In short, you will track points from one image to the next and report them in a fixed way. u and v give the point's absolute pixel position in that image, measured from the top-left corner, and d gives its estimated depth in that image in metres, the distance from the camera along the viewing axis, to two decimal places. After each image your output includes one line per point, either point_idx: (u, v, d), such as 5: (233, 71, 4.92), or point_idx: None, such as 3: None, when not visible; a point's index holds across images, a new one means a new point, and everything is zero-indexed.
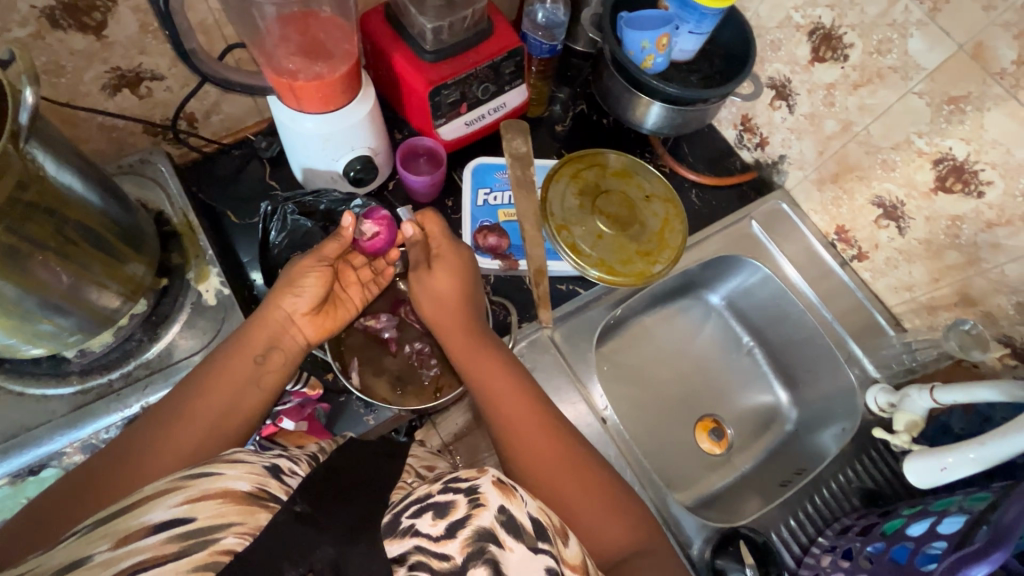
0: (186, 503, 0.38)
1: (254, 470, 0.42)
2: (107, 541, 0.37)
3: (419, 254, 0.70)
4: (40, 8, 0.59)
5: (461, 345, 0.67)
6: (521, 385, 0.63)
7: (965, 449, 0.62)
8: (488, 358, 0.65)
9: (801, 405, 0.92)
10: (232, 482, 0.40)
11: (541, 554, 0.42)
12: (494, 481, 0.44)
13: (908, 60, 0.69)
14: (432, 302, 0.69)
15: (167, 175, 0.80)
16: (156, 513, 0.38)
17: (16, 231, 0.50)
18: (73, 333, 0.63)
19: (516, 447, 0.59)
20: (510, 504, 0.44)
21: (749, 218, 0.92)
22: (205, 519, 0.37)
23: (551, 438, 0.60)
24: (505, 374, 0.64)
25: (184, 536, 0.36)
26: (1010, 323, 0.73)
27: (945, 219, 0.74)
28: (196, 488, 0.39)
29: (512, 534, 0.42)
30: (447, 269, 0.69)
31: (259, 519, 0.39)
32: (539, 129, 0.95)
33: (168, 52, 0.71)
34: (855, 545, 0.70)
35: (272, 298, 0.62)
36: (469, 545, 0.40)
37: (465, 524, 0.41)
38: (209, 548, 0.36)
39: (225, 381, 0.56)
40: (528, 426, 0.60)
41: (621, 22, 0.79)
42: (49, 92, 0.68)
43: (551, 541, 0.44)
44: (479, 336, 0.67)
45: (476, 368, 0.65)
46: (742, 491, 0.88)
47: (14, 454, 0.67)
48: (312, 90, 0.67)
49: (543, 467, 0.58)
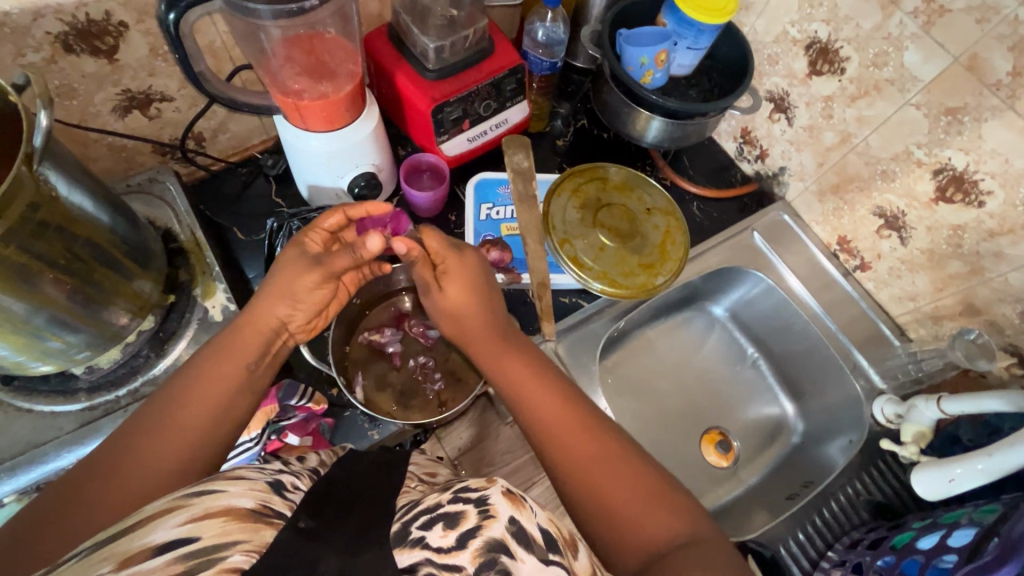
0: (189, 523, 0.38)
1: (256, 486, 0.43)
2: (111, 563, 0.36)
3: (427, 274, 0.68)
4: (54, 34, 0.61)
5: (486, 348, 0.66)
6: (544, 384, 0.63)
7: (973, 460, 0.61)
8: (518, 361, 0.65)
9: (807, 417, 0.91)
10: (234, 500, 0.41)
11: (552, 566, 0.41)
12: (504, 491, 0.44)
13: (905, 72, 0.69)
14: (445, 316, 0.69)
15: (175, 193, 0.81)
16: (159, 533, 0.38)
17: (27, 250, 0.51)
18: (82, 349, 0.65)
19: (556, 445, 0.58)
20: (520, 515, 0.43)
21: (750, 229, 0.93)
22: (209, 538, 0.38)
23: (587, 429, 0.59)
24: (534, 378, 0.63)
25: (188, 556, 0.36)
26: (1015, 332, 0.73)
27: (947, 229, 0.74)
28: (198, 506, 0.39)
29: (523, 546, 0.41)
30: (460, 282, 0.67)
31: (264, 536, 0.39)
32: (541, 144, 0.96)
33: (176, 74, 0.73)
34: (864, 559, 0.69)
35: (261, 299, 0.62)
36: (479, 556, 0.40)
37: (476, 534, 0.41)
38: (216, 566, 0.36)
39: (219, 391, 0.55)
40: (561, 423, 0.59)
41: (620, 39, 0.80)
42: (62, 114, 0.70)
43: (562, 554, 0.43)
44: (512, 341, 0.67)
45: (504, 365, 0.65)
46: (749, 505, 0.88)
47: (22, 470, 0.67)
48: (317, 109, 0.69)
49: (587, 467, 0.56)
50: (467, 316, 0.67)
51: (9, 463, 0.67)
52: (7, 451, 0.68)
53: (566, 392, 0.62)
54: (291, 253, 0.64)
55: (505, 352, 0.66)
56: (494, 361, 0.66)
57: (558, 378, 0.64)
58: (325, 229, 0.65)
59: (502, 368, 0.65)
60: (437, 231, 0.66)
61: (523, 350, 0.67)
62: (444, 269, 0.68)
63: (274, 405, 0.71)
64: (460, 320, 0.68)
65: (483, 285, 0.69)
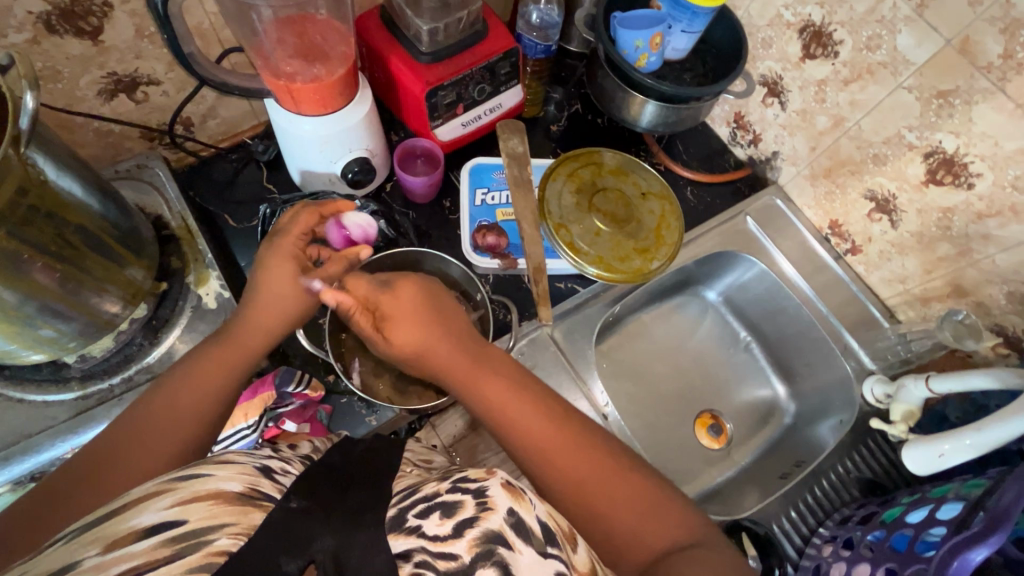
0: (176, 506, 0.38)
1: (245, 470, 0.43)
2: (97, 546, 0.36)
3: (366, 321, 0.65)
4: (36, 13, 0.59)
5: (461, 372, 0.63)
6: (528, 407, 0.59)
7: (961, 435, 0.63)
8: (494, 382, 0.62)
9: (799, 398, 0.93)
10: (223, 484, 0.40)
11: (551, 558, 0.41)
12: (504, 483, 0.43)
13: (898, 55, 0.70)
14: (401, 352, 0.65)
15: (164, 178, 0.80)
16: (147, 516, 0.37)
17: (17, 235, 0.50)
18: (74, 338, 0.63)
19: (545, 456, 0.57)
20: (520, 506, 0.43)
21: (743, 214, 0.93)
22: (196, 521, 0.37)
23: (574, 447, 0.57)
24: (516, 398, 0.60)
25: (175, 539, 0.36)
26: (1002, 312, 0.74)
27: (937, 212, 0.75)
28: (186, 490, 0.39)
29: (521, 536, 0.41)
30: (408, 322, 0.64)
31: (252, 518, 0.39)
32: (535, 129, 0.96)
33: (164, 57, 0.71)
34: (856, 535, 0.70)
35: (256, 303, 0.61)
36: (477, 545, 0.39)
37: (473, 524, 0.40)
38: (202, 550, 0.36)
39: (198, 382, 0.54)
40: (551, 442, 0.57)
41: (614, 22, 0.80)
42: (47, 98, 0.68)
43: (560, 546, 0.43)
44: (483, 362, 0.64)
45: (482, 390, 0.61)
46: (742, 485, 0.89)
47: (16, 460, 0.66)
48: (310, 93, 0.67)
49: (584, 484, 0.56)
50: (432, 348, 0.64)
51: (3, 453, 0.66)
52: (1, 441, 0.67)
53: (552, 411, 0.60)
54: (278, 258, 0.62)
55: (482, 375, 0.62)
56: (472, 388, 0.62)
57: (540, 393, 0.61)
58: (302, 233, 0.64)
59: (481, 396, 0.61)
60: (363, 280, 0.65)
61: (502, 374, 0.63)
62: (386, 316, 0.64)
63: (271, 391, 0.71)
64: (422, 352, 0.64)
65: (436, 320, 0.65)
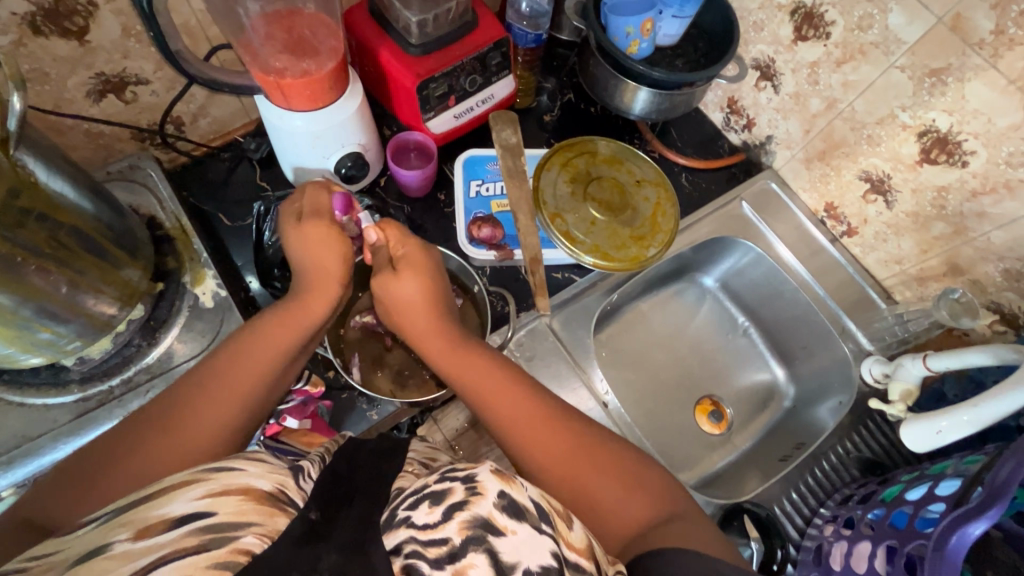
0: (208, 498, 0.38)
1: (275, 470, 0.42)
2: (128, 531, 0.36)
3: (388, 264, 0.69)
4: (20, 14, 0.59)
5: (442, 355, 0.64)
6: (514, 383, 0.61)
7: (959, 412, 0.63)
8: (478, 361, 0.63)
9: (798, 380, 0.93)
10: (253, 481, 0.40)
11: (543, 536, 0.40)
12: (493, 469, 0.43)
13: (889, 34, 0.70)
14: (399, 309, 0.66)
15: (157, 179, 0.79)
16: (178, 505, 0.37)
17: (11, 239, 0.50)
18: (72, 340, 0.63)
19: (535, 442, 0.57)
20: (511, 489, 0.42)
21: (738, 200, 0.93)
22: (226, 514, 0.37)
23: (565, 428, 0.58)
24: (503, 380, 0.61)
25: (204, 529, 0.36)
26: (997, 289, 0.74)
27: (932, 191, 0.75)
28: (217, 483, 0.39)
29: (513, 517, 0.40)
30: (414, 271, 0.65)
31: (278, 523, 0.38)
32: (527, 120, 0.95)
33: (151, 56, 0.71)
34: (856, 514, 0.71)
35: (301, 290, 0.62)
36: (467, 528, 0.39)
37: (463, 508, 0.40)
38: (230, 545, 0.35)
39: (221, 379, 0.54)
40: (538, 422, 0.58)
41: (604, 9, 0.79)
42: (36, 100, 0.68)
43: (552, 523, 0.42)
44: (466, 344, 0.65)
45: (465, 373, 0.62)
46: (743, 469, 0.90)
47: (20, 463, 0.66)
48: (300, 88, 0.67)
49: (574, 468, 0.56)
50: (421, 312, 0.65)
51: (5, 457, 0.66)
52: (2, 445, 0.67)
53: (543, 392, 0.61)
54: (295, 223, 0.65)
55: (465, 359, 0.63)
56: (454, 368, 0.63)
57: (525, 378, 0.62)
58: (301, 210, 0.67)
59: (466, 371, 0.62)
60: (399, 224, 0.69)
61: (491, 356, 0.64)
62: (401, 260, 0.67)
63: None
64: (411, 315, 0.65)
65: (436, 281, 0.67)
